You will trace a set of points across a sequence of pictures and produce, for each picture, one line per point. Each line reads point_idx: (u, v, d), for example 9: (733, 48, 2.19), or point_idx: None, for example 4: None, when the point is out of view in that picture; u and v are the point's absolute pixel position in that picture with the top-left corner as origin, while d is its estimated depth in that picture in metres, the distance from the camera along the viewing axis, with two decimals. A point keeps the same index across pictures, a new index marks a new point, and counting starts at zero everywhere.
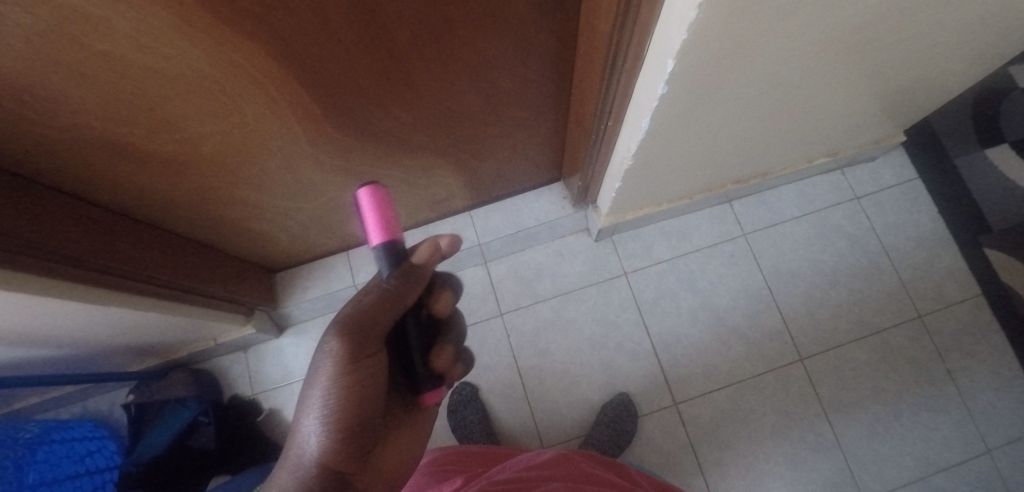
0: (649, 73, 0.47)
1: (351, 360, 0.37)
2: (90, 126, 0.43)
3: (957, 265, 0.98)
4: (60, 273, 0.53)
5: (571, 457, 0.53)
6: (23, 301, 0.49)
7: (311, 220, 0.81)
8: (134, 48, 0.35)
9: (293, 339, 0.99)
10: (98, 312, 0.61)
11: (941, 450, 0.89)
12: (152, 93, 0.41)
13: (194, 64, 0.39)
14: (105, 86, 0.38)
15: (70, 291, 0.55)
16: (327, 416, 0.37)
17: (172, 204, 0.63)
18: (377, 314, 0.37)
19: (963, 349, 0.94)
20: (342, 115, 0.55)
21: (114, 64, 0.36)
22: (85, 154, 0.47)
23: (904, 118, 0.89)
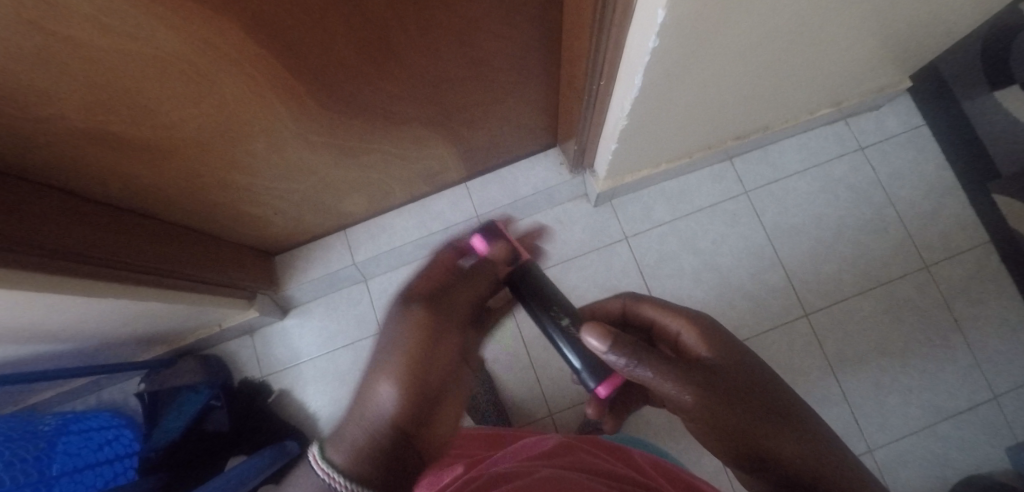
0: (640, 27, 0.44)
1: (436, 326, 0.42)
2: (63, 117, 0.41)
3: (964, 213, 0.96)
4: (56, 268, 0.52)
5: (573, 447, 0.48)
6: (23, 298, 0.48)
7: (304, 201, 0.80)
8: (91, 33, 0.32)
9: (298, 319, 0.99)
10: (96, 305, 0.60)
11: (947, 399, 0.90)
12: (124, 79, 0.39)
13: (160, 46, 0.36)
14: (78, 75, 0.37)
15: (69, 286, 0.54)
16: (400, 376, 0.40)
17: (160, 192, 0.61)
18: (466, 288, 0.45)
19: (970, 298, 0.93)
20: (324, 90, 0.53)
21: (79, 50, 0.34)
22: (63, 147, 0.45)
23: (910, 62, 0.85)
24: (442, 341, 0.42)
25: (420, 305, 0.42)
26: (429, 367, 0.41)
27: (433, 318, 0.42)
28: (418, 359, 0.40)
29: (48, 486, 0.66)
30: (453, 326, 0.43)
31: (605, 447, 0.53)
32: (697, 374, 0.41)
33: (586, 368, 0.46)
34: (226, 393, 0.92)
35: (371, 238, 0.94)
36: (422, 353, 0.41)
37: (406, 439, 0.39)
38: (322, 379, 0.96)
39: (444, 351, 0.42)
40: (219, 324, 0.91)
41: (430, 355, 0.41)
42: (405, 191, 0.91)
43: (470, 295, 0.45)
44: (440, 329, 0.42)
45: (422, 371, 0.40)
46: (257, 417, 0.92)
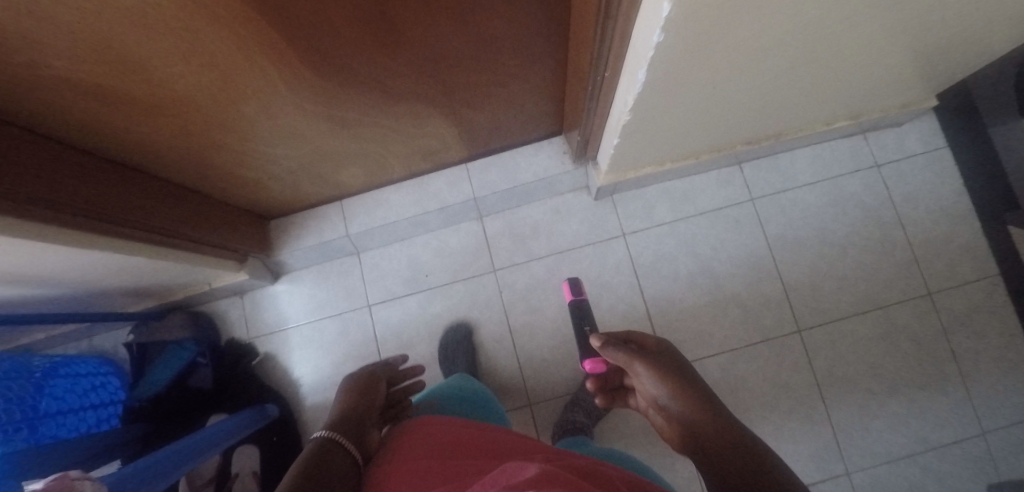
0: (647, 20, 0.42)
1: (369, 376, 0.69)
2: (52, 67, 0.41)
3: (976, 242, 0.93)
4: (45, 218, 0.52)
5: (556, 479, 0.36)
6: (12, 245, 0.48)
7: (300, 168, 0.79)
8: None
9: (289, 286, 0.99)
10: (87, 257, 0.61)
11: (934, 430, 0.89)
12: (115, 33, 0.38)
13: (150, 2, 0.36)
14: (63, 26, 0.36)
15: (58, 236, 0.54)
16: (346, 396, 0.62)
17: (152, 148, 0.61)
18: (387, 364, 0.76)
19: (971, 330, 0.91)
20: (320, 59, 0.52)
21: (65, 1, 0.33)
22: (52, 96, 0.45)
23: (938, 79, 0.81)
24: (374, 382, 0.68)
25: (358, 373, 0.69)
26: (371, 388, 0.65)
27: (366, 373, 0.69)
28: (355, 391, 0.63)
29: (34, 425, 0.67)
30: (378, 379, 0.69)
31: (597, 479, 0.41)
32: (648, 357, 0.55)
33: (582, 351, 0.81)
34: (212, 351, 0.93)
35: (367, 211, 0.93)
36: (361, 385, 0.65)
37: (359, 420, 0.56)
38: (307, 346, 0.96)
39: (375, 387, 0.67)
40: (209, 283, 0.91)
41: (368, 386, 0.66)
42: (404, 167, 0.90)
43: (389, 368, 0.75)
44: (371, 377, 0.69)
45: (364, 391, 0.64)
46: (241, 378, 0.93)
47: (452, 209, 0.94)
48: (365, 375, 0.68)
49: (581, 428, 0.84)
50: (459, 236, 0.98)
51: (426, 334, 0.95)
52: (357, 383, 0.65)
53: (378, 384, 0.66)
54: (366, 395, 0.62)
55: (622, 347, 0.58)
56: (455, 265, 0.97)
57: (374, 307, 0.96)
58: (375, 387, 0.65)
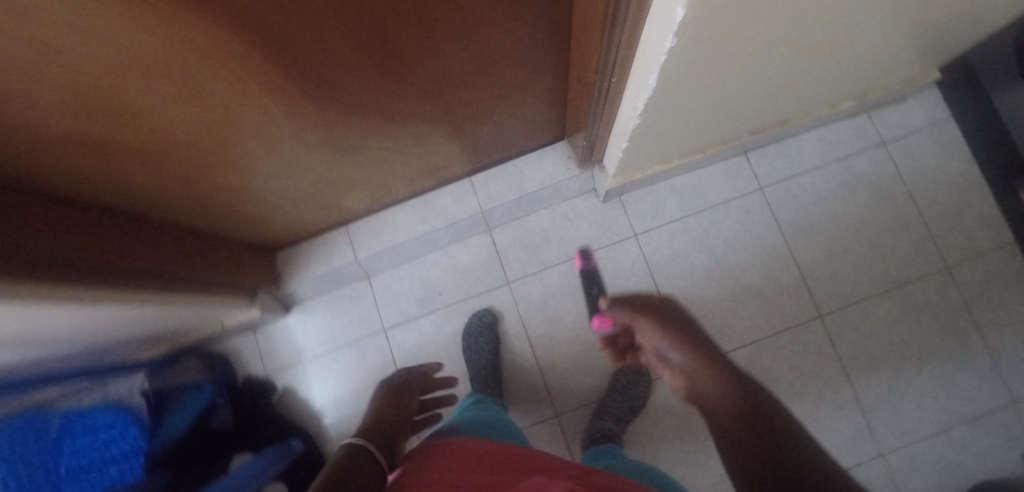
0: (658, 26, 0.41)
1: (400, 387, 0.72)
2: (51, 129, 0.39)
3: (988, 211, 0.93)
4: (65, 279, 0.51)
5: None
6: (37, 311, 0.47)
7: (305, 198, 0.78)
8: (70, 41, 0.30)
9: (302, 317, 0.97)
10: (105, 312, 0.59)
11: (963, 403, 0.88)
12: (112, 86, 0.37)
13: (148, 51, 0.34)
14: (64, 87, 0.35)
15: (81, 297, 0.53)
16: (377, 405, 0.65)
17: (156, 195, 0.60)
18: (418, 370, 0.80)
19: (992, 300, 0.90)
20: (320, 90, 0.50)
21: (63, 62, 0.32)
22: (54, 157, 0.44)
23: (939, 53, 0.80)
24: (404, 393, 0.70)
25: (391, 382, 0.73)
26: (399, 399, 0.67)
27: (397, 383, 0.73)
28: (389, 400, 0.67)
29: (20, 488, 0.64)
30: (407, 390, 0.72)
31: None
32: (648, 311, 0.65)
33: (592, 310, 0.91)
34: (230, 391, 0.92)
35: (374, 234, 0.92)
36: (392, 396, 0.68)
37: (390, 426, 0.58)
38: (326, 376, 0.95)
39: (404, 397, 0.69)
40: (220, 323, 0.90)
41: (398, 397, 0.68)
42: (408, 187, 0.88)
43: (421, 377, 0.79)
44: (401, 387, 0.72)
45: (392, 401, 0.66)
46: (262, 414, 0.92)
47: (460, 225, 0.92)
48: (395, 387, 0.71)
49: (610, 434, 0.83)
50: (469, 250, 0.96)
51: (444, 354, 0.94)
52: (388, 393, 0.69)
53: (409, 397, 0.70)
54: (399, 406, 0.66)
55: (626, 305, 0.69)
56: (468, 281, 0.95)
57: (390, 331, 0.95)
58: (405, 400, 0.69)
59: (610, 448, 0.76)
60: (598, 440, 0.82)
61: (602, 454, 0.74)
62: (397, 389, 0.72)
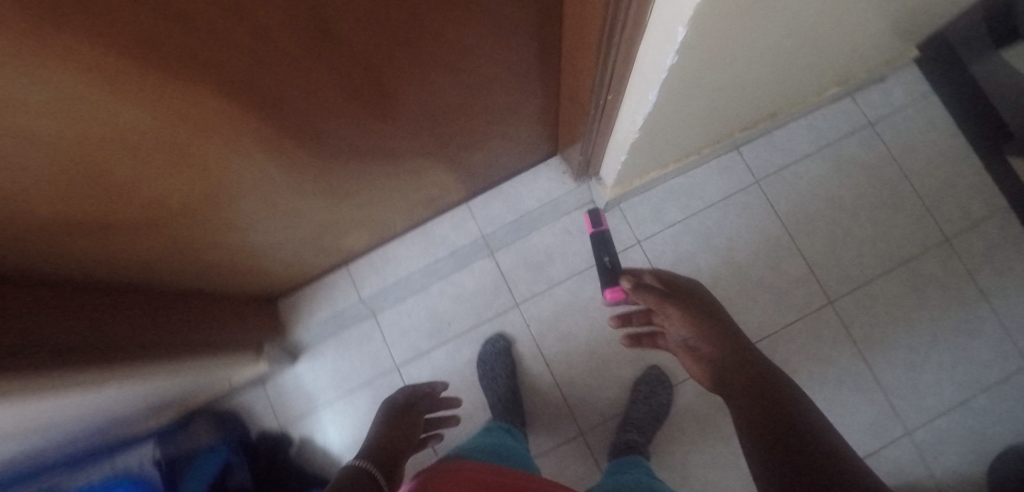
0: (656, 42, 0.41)
1: (406, 407, 0.71)
2: (39, 217, 0.37)
3: (981, 179, 0.94)
4: (68, 365, 0.48)
5: None
6: (32, 404, 0.44)
7: (304, 245, 0.76)
8: (52, 124, 0.29)
9: (310, 363, 0.95)
10: (109, 393, 0.56)
11: (981, 371, 0.88)
12: (102, 164, 0.35)
13: (135, 122, 0.33)
14: (48, 173, 0.33)
15: (81, 382, 0.50)
16: (380, 427, 0.65)
17: (156, 265, 0.58)
18: (426, 387, 0.79)
19: (995, 266, 0.91)
20: (313, 139, 0.49)
21: (46, 146, 0.30)
22: (47, 244, 0.42)
23: (918, 32, 0.81)
24: (409, 414, 0.69)
25: (394, 401, 0.72)
26: (404, 422, 0.66)
27: (402, 403, 0.72)
28: (394, 422, 0.66)
29: None
30: (412, 411, 0.71)
31: None
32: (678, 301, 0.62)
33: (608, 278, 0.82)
34: (244, 448, 0.88)
35: (376, 271, 0.93)
36: (396, 418, 0.67)
37: (392, 452, 0.57)
38: (344, 420, 0.92)
39: (408, 419, 0.68)
40: (228, 381, 0.87)
41: (402, 419, 0.67)
42: (405, 219, 0.87)
43: (428, 398, 0.77)
44: (407, 408, 0.71)
45: (396, 424, 0.66)
46: (282, 469, 0.88)
47: (462, 251, 0.93)
48: (401, 406, 0.71)
49: (635, 446, 0.82)
50: (474, 276, 0.95)
51: (461, 384, 0.92)
52: (393, 412, 0.69)
53: (414, 418, 0.69)
54: (402, 429, 0.65)
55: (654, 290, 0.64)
56: (476, 307, 0.94)
57: (403, 367, 0.93)
58: (411, 421, 0.68)
59: (631, 461, 0.75)
60: (624, 453, 0.80)
61: (619, 468, 0.73)
62: (403, 409, 0.71)
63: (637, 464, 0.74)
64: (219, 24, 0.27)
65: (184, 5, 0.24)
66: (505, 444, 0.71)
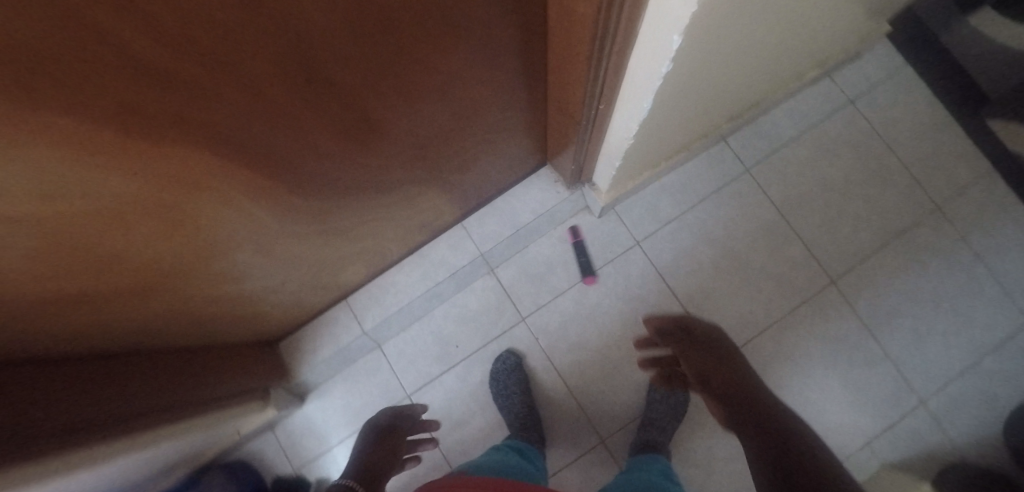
0: (650, 47, 0.41)
1: (382, 430, 0.69)
2: (35, 303, 0.35)
3: (963, 145, 0.95)
4: (91, 440, 0.46)
5: None
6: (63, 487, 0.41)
7: (303, 285, 0.74)
8: (34, 209, 0.27)
9: (319, 402, 0.92)
10: (135, 459, 0.53)
11: (986, 333, 0.89)
12: (92, 238, 0.34)
13: (122, 192, 0.32)
14: (42, 253, 0.31)
15: (109, 454, 0.47)
16: (357, 453, 0.63)
17: (161, 327, 0.56)
18: (402, 409, 0.76)
19: (987, 228, 0.92)
20: (306, 182, 0.48)
21: (36, 227, 0.29)
22: (46, 325, 0.40)
23: (887, 8, 0.83)
24: (387, 436, 0.67)
25: (370, 427, 0.71)
26: (382, 445, 0.65)
27: (376, 428, 0.70)
28: (375, 442, 0.65)
29: None
30: (390, 432, 0.69)
31: None
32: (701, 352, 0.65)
33: (585, 272, 0.92)
34: None
35: (376, 301, 0.92)
36: (374, 441, 0.66)
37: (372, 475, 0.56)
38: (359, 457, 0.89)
39: (387, 440, 0.66)
40: (237, 432, 0.84)
41: (380, 442, 0.66)
42: (402, 245, 0.86)
43: (404, 419, 0.74)
44: (384, 430, 0.69)
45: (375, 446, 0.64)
46: None
47: (462, 271, 0.93)
48: (382, 429, 0.69)
49: (654, 445, 0.80)
50: (476, 294, 0.93)
51: (476, 406, 0.91)
52: (374, 437, 0.67)
53: (397, 440, 0.67)
54: (385, 451, 0.64)
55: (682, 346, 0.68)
56: (482, 325, 0.93)
57: (414, 395, 0.91)
58: (392, 441, 0.67)
59: (648, 458, 0.74)
60: (641, 451, 0.79)
61: (635, 466, 0.72)
62: (379, 433, 0.69)
63: (653, 462, 0.72)
64: (198, 78, 0.26)
65: (158, 61, 0.23)
66: (509, 462, 0.68)
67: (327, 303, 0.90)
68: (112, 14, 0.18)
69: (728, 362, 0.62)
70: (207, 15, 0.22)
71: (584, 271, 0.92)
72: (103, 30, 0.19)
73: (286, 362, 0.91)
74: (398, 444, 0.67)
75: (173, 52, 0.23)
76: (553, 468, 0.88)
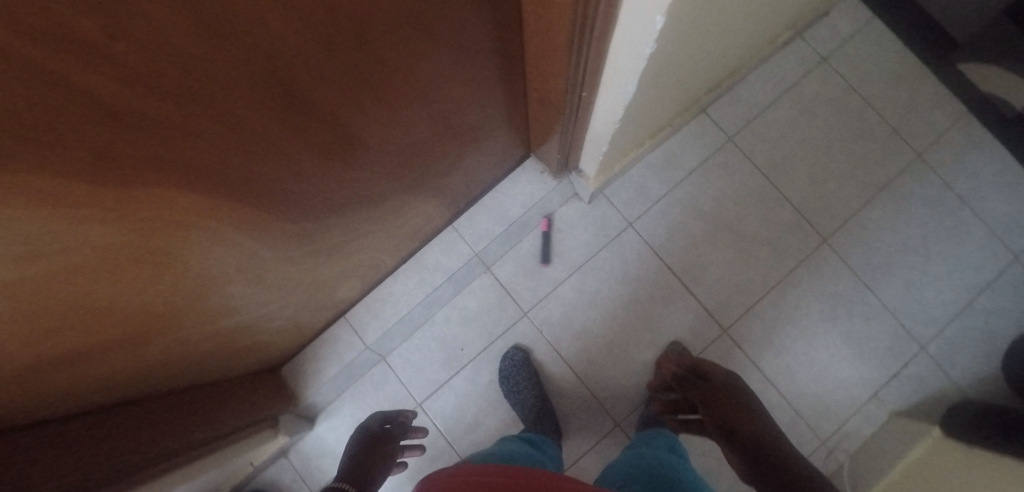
0: (632, 27, 0.41)
1: (375, 434, 0.70)
2: (33, 368, 0.34)
3: (937, 91, 0.97)
4: None
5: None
6: None
7: (301, 307, 0.73)
8: (15, 274, 0.25)
9: (329, 424, 0.90)
10: None
11: (976, 272, 0.91)
12: (80, 293, 0.32)
13: (105, 242, 0.30)
14: (34, 315, 0.30)
15: None
16: (346, 457, 0.63)
17: (164, 371, 0.54)
18: (395, 414, 0.77)
19: (968, 170, 0.94)
20: (292, 206, 0.47)
21: (24, 289, 0.27)
22: (49, 389, 0.38)
23: None
24: (380, 439, 0.69)
25: (360, 431, 0.71)
26: (373, 447, 0.66)
27: (368, 431, 0.71)
28: (368, 446, 0.66)
29: None
30: (382, 436, 0.70)
31: None
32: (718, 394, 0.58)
33: (541, 255, 0.92)
34: None
35: (376, 313, 0.91)
36: (365, 444, 0.67)
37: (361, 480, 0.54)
38: None
39: (379, 443, 0.67)
40: (251, 463, 0.83)
41: (373, 444, 0.67)
42: (395, 254, 0.85)
43: (397, 424, 0.76)
44: (377, 434, 0.70)
45: (364, 449, 0.65)
46: None
47: (458, 273, 0.92)
48: (374, 433, 0.70)
49: (663, 419, 0.81)
50: (475, 295, 0.92)
51: (490, 406, 0.90)
52: (365, 438, 0.68)
53: (389, 444, 0.69)
54: (377, 456, 0.65)
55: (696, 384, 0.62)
56: (485, 325, 0.92)
57: (425, 403, 0.90)
58: (386, 445, 0.68)
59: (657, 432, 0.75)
60: (651, 426, 0.79)
61: (642, 441, 0.73)
62: (372, 436, 0.69)
63: (660, 436, 0.73)
64: (170, 112, 0.25)
65: (126, 99, 0.22)
66: (517, 448, 0.67)
67: (325, 322, 0.89)
68: (66, 51, 0.17)
69: (750, 415, 0.53)
70: (167, 40, 0.21)
71: (541, 254, 0.93)
72: (61, 70, 0.18)
73: (291, 387, 0.89)
74: (391, 448, 0.68)
75: (139, 87, 0.22)
76: (572, 457, 0.88)
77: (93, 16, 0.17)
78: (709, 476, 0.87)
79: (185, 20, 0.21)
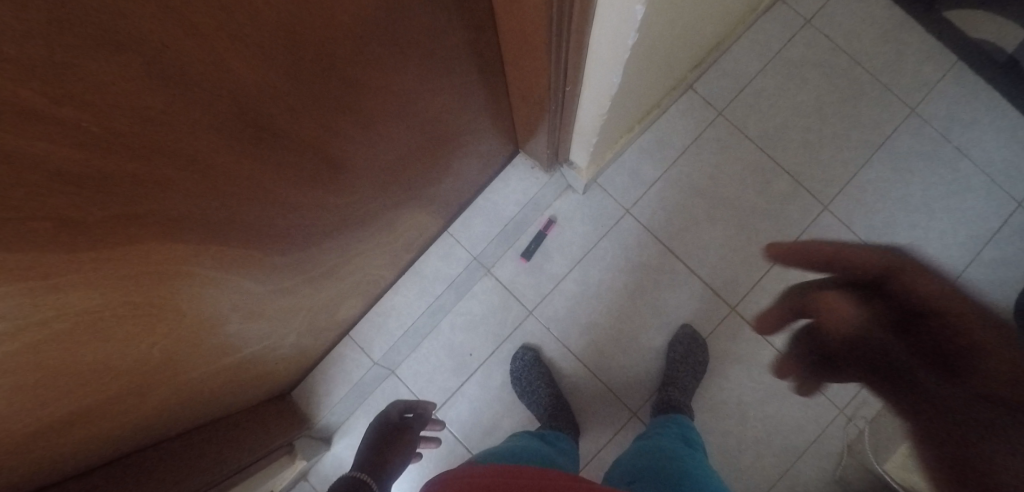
0: (612, 18, 0.40)
1: (392, 425, 0.69)
2: (36, 439, 0.33)
3: (925, 42, 0.95)
4: None
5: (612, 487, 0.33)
6: None
7: (303, 331, 0.71)
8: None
9: (345, 442, 0.90)
10: None
11: (980, 224, 0.90)
12: (75, 356, 0.31)
13: (88, 304, 0.29)
14: (32, 386, 0.29)
15: None
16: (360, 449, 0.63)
17: (174, 415, 0.53)
18: (415, 402, 0.75)
19: (964, 121, 0.93)
20: (279, 239, 0.45)
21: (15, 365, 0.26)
22: (61, 451, 0.37)
23: None
24: (396, 433, 0.67)
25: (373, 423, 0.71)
26: (388, 444, 0.64)
27: (379, 425, 0.69)
28: (384, 442, 0.65)
29: None
30: (401, 427, 0.69)
31: None
32: None
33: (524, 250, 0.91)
34: None
35: (380, 328, 0.90)
36: (379, 438, 0.66)
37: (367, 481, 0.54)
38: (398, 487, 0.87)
39: (394, 439, 0.66)
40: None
41: (390, 439, 0.65)
42: (393, 266, 0.84)
43: (421, 415, 0.73)
44: (393, 427, 0.68)
45: (379, 444, 0.64)
46: None
47: (458, 279, 0.91)
48: (393, 425, 0.69)
49: (680, 405, 0.80)
50: (478, 298, 0.91)
51: (504, 408, 0.90)
52: (383, 430, 0.67)
53: (410, 437, 0.68)
54: (392, 451, 0.64)
55: None
56: (493, 326, 0.91)
57: (440, 412, 0.89)
58: (403, 439, 0.67)
59: (671, 421, 0.74)
60: (666, 413, 0.79)
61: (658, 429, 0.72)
62: (389, 428, 0.68)
63: (675, 425, 0.72)
64: (136, 169, 0.23)
65: (92, 165, 0.21)
66: (531, 448, 0.65)
67: (331, 343, 0.88)
68: (19, 128, 0.16)
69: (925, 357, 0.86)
70: (126, 97, 0.20)
71: (527, 250, 0.91)
72: (11, 148, 0.16)
73: (303, 410, 0.88)
74: (411, 441, 0.68)
75: (104, 149, 0.21)
76: (592, 450, 0.88)
77: (27, 84, 0.15)
78: (732, 457, 0.86)
79: (133, 71, 0.19)
